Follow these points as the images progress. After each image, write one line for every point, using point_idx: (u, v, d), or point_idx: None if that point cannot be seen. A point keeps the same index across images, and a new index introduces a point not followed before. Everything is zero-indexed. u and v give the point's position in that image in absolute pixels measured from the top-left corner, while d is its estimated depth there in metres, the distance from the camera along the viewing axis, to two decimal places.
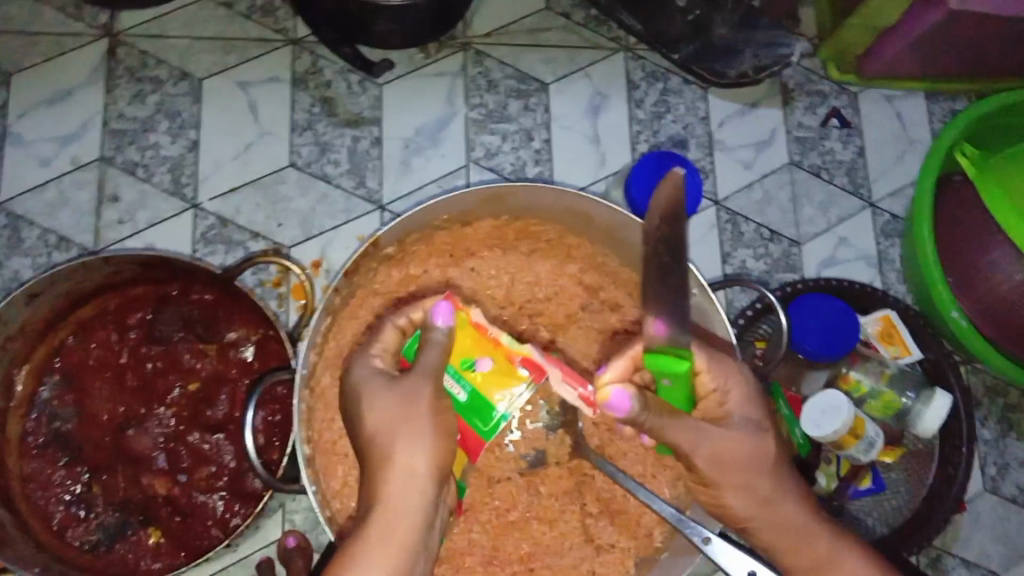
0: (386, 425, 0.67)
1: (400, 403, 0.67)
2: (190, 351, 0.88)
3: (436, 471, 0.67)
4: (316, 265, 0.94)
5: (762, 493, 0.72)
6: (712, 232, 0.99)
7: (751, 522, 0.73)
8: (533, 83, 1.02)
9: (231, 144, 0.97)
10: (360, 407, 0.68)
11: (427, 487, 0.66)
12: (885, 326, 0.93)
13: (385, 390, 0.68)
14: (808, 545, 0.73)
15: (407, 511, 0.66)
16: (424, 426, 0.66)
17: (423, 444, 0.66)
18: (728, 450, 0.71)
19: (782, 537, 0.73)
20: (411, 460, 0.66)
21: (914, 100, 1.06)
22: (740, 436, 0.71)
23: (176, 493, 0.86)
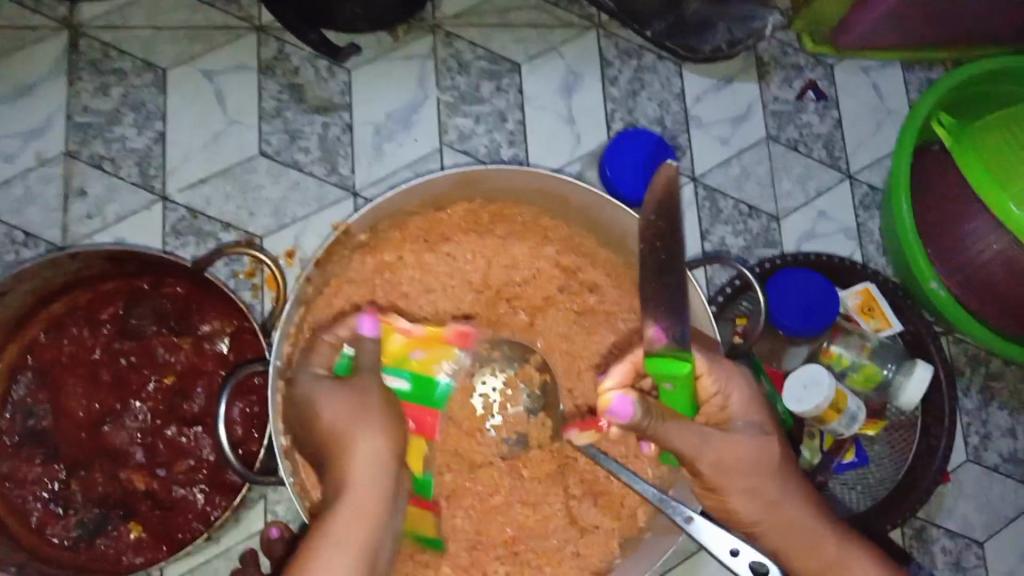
0: (345, 428, 0.71)
1: (351, 406, 0.72)
2: (163, 345, 0.87)
3: (396, 458, 0.73)
4: (289, 254, 0.93)
5: (759, 491, 0.72)
6: (690, 209, 0.98)
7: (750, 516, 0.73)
8: (505, 63, 1.00)
9: (199, 134, 0.95)
10: (313, 416, 0.72)
11: (390, 475, 0.72)
12: (865, 299, 0.92)
13: (337, 394, 0.73)
14: (811, 542, 0.73)
15: (372, 499, 0.70)
16: (380, 418, 0.73)
17: (382, 436, 0.72)
18: (734, 461, 0.71)
19: (783, 532, 0.73)
20: (367, 458, 0.70)
21: (890, 70, 1.05)
22: (748, 445, 0.71)
23: (156, 487, 0.85)
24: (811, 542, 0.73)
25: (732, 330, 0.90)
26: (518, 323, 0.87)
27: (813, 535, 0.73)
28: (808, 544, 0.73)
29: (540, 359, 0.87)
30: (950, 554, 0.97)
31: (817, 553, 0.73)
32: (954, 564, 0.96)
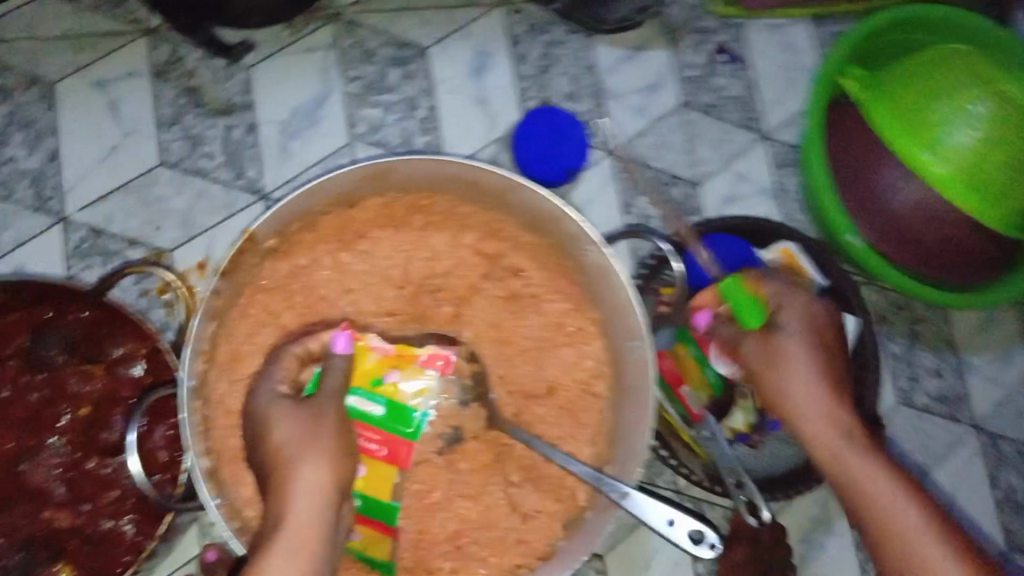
0: (286, 449, 0.68)
1: (304, 421, 0.69)
2: (75, 375, 0.84)
3: (340, 487, 0.67)
4: (201, 266, 0.90)
5: (802, 410, 0.77)
6: (610, 183, 0.97)
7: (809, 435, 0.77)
8: (410, 49, 0.97)
9: (95, 149, 0.91)
10: (266, 431, 0.70)
11: (330, 504, 0.66)
12: (787, 258, 0.91)
13: (292, 412, 0.70)
14: (840, 461, 0.75)
15: (309, 528, 0.64)
16: (325, 443, 0.68)
17: (321, 462, 0.67)
18: (792, 367, 0.76)
19: (826, 451, 0.76)
20: (306, 482, 0.66)
21: (799, 26, 1.05)
22: (795, 347, 0.77)
23: (80, 523, 0.82)
24: (850, 463, 0.75)
25: (658, 301, 0.91)
26: (443, 315, 0.85)
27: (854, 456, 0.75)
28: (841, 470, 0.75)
29: (468, 350, 0.85)
30: None
31: (866, 472, 0.74)
32: None
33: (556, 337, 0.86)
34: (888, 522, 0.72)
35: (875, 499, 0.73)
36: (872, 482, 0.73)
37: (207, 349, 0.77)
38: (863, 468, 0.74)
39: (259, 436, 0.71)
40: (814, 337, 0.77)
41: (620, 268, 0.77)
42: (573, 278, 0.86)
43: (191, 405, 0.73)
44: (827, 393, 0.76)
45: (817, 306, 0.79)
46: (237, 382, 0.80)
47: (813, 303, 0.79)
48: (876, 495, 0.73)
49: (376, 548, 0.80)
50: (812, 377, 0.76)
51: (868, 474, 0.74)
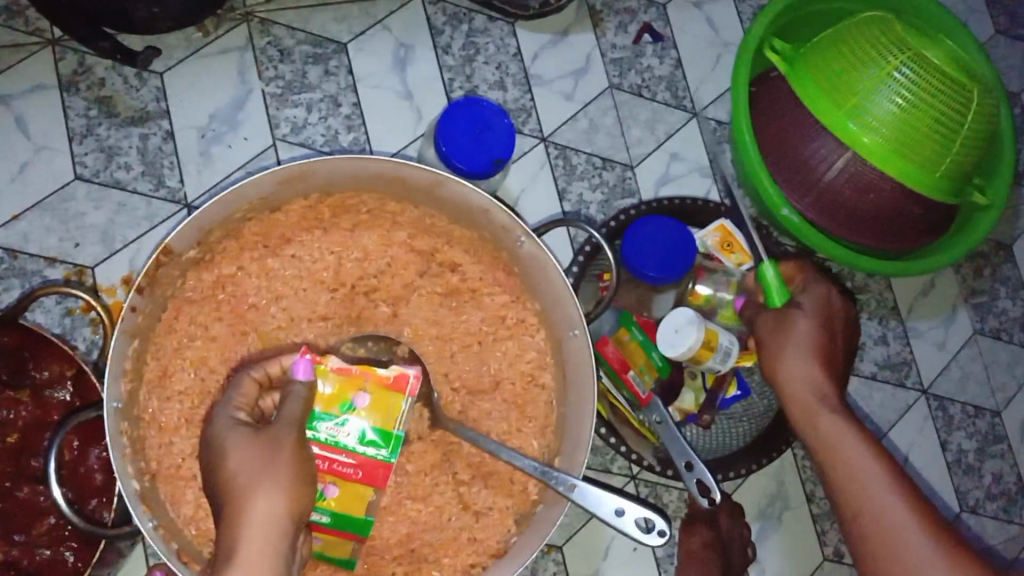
0: (241, 478, 0.64)
1: (257, 451, 0.66)
2: (1, 402, 0.81)
3: (293, 519, 0.64)
4: (127, 281, 0.87)
5: (789, 375, 0.78)
6: (544, 170, 0.95)
7: (792, 404, 0.78)
8: (329, 45, 0.95)
9: (3, 167, 0.87)
10: (223, 458, 0.66)
11: (283, 538, 0.63)
12: (722, 235, 0.91)
13: (247, 441, 0.67)
14: (818, 424, 0.75)
15: (261, 562, 0.61)
16: (280, 471, 0.64)
17: (276, 491, 0.63)
18: (789, 335, 0.79)
19: (805, 415, 0.77)
20: (260, 513, 0.62)
21: (722, 2, 1.04)
22: (802, 321, 0.79)
23: (17, 556, 0.79)
24: (830, 427, 0.75)
25: (597, 287, 0.90)
26: (381, 315, 0.83)
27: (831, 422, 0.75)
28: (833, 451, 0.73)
29: (407, 349, 0.83)
30: None
31: (851, 443, 0.73)
32: None
33: (497, 330, 0.85)
34: (855, 486, 0.71)
35: (845, 461, 0.72)
36: (847, 444, 0.73)
37: (132, 368, 0.74)
38: (837, 431, 0.74)
39: (213, 466, 0.67)
40: (822, 316, 0.80)
41: (555, 261, 0.76)
42: (510, 269, 0.85)
43: (118, 427, 0.70)
44: (819, 366, 0.77)
45: (833, 296, 0.81)
46: (169, 399, 0.77)
47: (831, 291, 0.82)
48: (845, 459, 0.73)
49: (336, 552, 0.76)
50: (804, 348, 0.78)
51: (843, 436, 0.74)
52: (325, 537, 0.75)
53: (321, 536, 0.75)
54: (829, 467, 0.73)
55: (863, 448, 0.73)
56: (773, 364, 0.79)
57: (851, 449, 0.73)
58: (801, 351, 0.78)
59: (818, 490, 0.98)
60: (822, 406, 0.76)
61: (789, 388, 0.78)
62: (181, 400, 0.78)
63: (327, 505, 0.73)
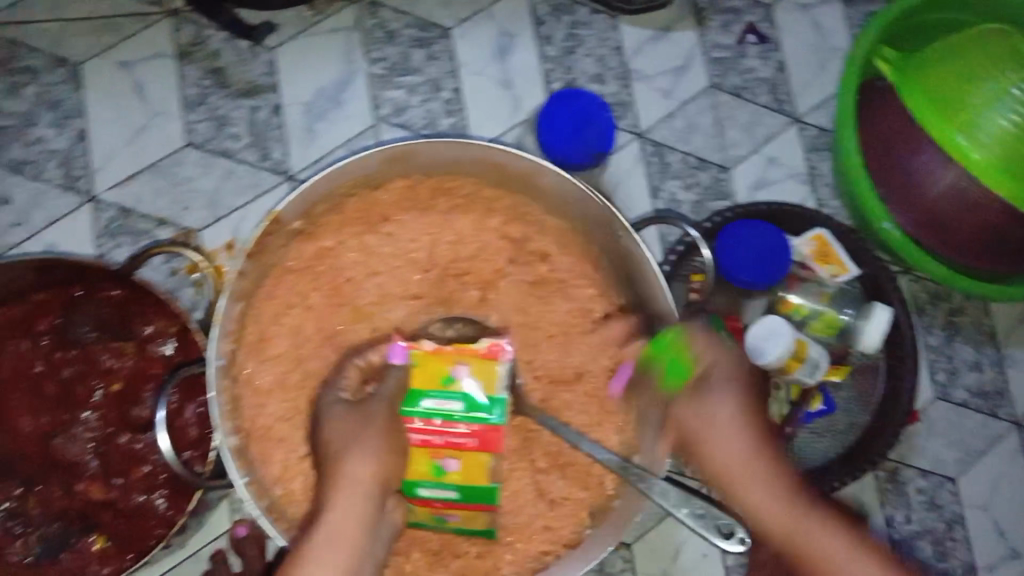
0: (341, 445, 0.70)
1: (355, 421, 0.71)
2: (107, 351, 0.86)
3: (382, 484, 0.68)
4: (229, 246, 0.90)
5: (748, 480, 0.75)
6: (637, 167, 0.95)
7: (756, 508, 0.75)
8: (434, 29, 0.96)
9: (122, 130, 0.91)
10: (332, 428, 0.73)
11: (370, 500, 0.68)
12: (820, 245, 0.89)
13: (345, 415, 0.73)
14: (806, 544, 0.72)
15: (346, 525, 0.68)
16: (373, 441, 0.68)
17: (366, 455, 0.68)
18: (720, 437, 0.75)
19: (784, 529, 0.73)
20: (352, 475, 0.68)
21: (831, 6, 1.02)
22: (726, 407, 0.76)
23: (114, 497, 0.85)
24: (801, 536, 0.73)
25: (687, 289, 0.89)
26: (470, 299, 0.84)
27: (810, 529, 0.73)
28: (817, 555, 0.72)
29: (495, 334, 0.83)
30: (924, 493, 0.97)
31: (843, 555, 0.72)
32: (928, 502, 0.97)
33: (583, 323, 0.86)
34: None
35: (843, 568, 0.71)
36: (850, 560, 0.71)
37: (234, 330, 0.77)
38: (832, 545, 0.72)
39: (327, 428, 0.73)
40: (748, 400, 0.77)
41: (650, 257, 0.75)
42: (599, 263, 0.86)
43: (220, 385, 0.73)
44: (741, 448, 0.76)
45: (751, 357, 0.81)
46: (265, 361, 0.81)
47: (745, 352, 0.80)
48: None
49: (476, 522, 0.75)
50: (750, 441, 0.76)
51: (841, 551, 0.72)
52: (461, 513, 0.73)
53: (454, 512, 0.73)
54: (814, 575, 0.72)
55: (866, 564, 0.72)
56: (727, 465, 0.76)
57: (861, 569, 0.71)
58: (749, 453, 0.76)
59: (895, 513, 0.96)
60: (799, 513, 0.74)
61: (756, 496, 0.74)
62: (277, 364, 0.81)
63: (451, 480, 0.70)
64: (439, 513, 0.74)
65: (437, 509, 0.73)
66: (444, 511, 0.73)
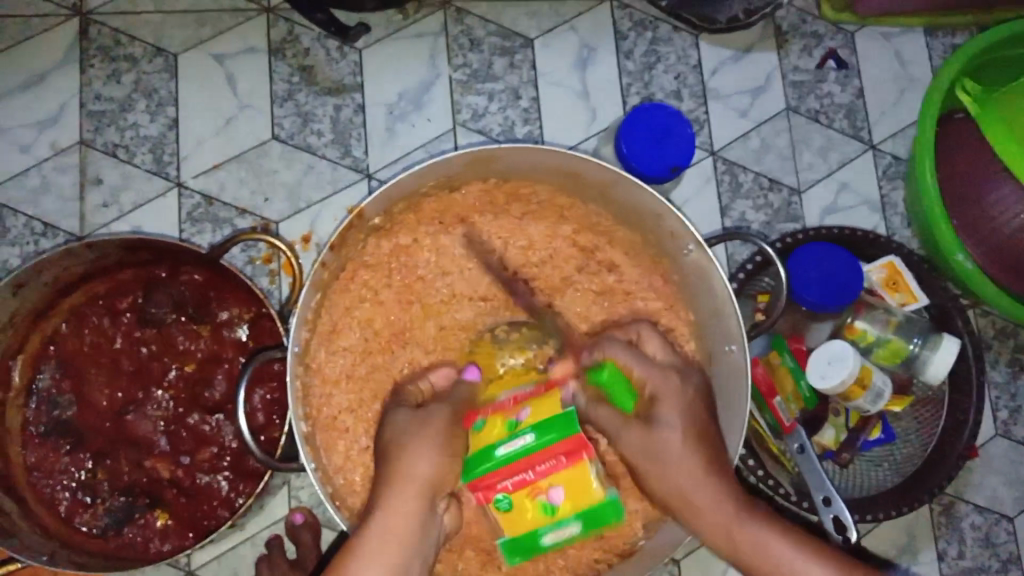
0: (401, 442, 0.70)
1: (412, 422, 0.72)
2: (183, 333, 0.87)
3: (434, 483, 0.69)
4: (305, 238, 0.93)
5: (693, 506, 0.68)
6: (709, 184, 0.96)
7: (705, 535, 0.68)
8: (517, 39, 0.98)
9: (212, 120, 0.95)
10: (396, 433, 0.72)
11: (424, 500, 0.68)
12: (890, 273, 0.90)
13: (407, 418, 0.73)
14: (752, 550, 0.65)
15: (399, 521, 0.67)
16: (432, 438, 0.69)
17: (426, 450, 0.69)
18: (664, 463, 0.70)
19: (730, 546, 0.67)
20: (412, 470, 0.68)
21: (912, 36, 1.03)
22: (672, 439, 0.70)
23: (180, 475, 0.86)
24: (744, 542, 0.66)
25: (753, 307, 0.90)
26: (537, 304, 0.86)
27: (759, 544, 0.65)
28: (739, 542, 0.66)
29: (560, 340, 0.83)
30: (980, 530, 0.96)
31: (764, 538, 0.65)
32: (983, 540, 0.96)
33: None
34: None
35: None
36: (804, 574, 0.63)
37: (310, 319, 0.79)
38: (786, 554, 0.64)
39: (391, 431, 0.72)
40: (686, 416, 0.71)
41: (720, 269, 0.75)
42: (667, 276, 0.86)
43: (295, 371, 0.76)
44: (697, 466, 0.69)
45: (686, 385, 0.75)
46: (336, 352, 0.82)
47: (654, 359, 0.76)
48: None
49: (585, 494, 0.67)
50: (692, 468, 0.69)
51: (786, 561, 0.64)
52: (560, 478, 0.67)
53: (554, 480, 0.67)
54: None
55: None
56: (664, 492, 0.70)
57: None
58: (693, 478, 0.68)
59: (949, 549, 0.95)
60: (732, 511, 0.67)
61: (696, 520, 0.68)
62: (346, 355, 0.83)
63: (524, 426, 0.67)
64: (544, 498, 0.67)
65: (535, 488, 0.67)
66: (545, 486, 0.67)
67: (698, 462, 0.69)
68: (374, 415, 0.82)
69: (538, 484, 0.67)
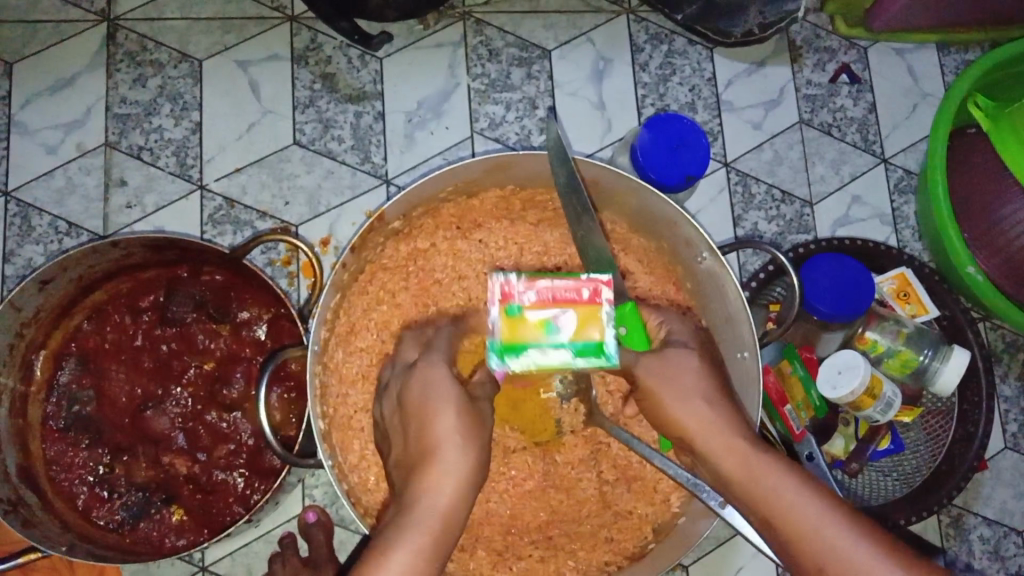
0: (441, 433, 0.68)
1: (465, 414, 0.70)
2: (203, 332, 0.88)
3: (474, 484, 0.69)
4: (324, 242, 0.95)
5: (708, 430, 0.68)
6: (722, 194, 0.98)
7: (717, 461, 0.67)
8: (534, 50, 1.00)
9: (235, 124, 0.97)
10: (424, 407, 0.70)
11: (466, 492, 0.68)
12: (901, 283, 0.93)
13: (455, 394, 0.71)
14: (764, 478, 0.64)
15: (449, 514, 0.66)
16: (478, 442, 0.69)
17: (470, 454, 0.68)
18: (683, 379, 0.71)
19: (742, 471, 0.65)
20: (452, 471, 0.67)
21: (924, 51, 1.04)
22: (688, 360, 0.73)
23: (197, 472, 0.87)
24: (757, 465, 0.65)
25: (765, 316, 0.91)
26: None
27: (768, 472, 0.64)
28: (755, 475, 0.64)
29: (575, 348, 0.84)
30: (988, 542, 0.96)
31: (775, 471, 0.64)
32: (991, 552, 0.96)
33: None
34: (832, 559, 0.59)
35: (817, 527, 0.60)
36: (808, 503, 0.61)
37: (329, 319, 0.80)
38: (794, 489, 0.62)
39: (420, 404, 0.70)
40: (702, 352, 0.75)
41: (733, 274, 0.76)
42: (681, 284, 0.87)
43: (313, 369, 0.77)
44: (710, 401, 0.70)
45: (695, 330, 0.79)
46: (352, 353, 0.84)
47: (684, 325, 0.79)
48: (845, 552, 0.58)
49: (591, 328, 0.63)
50: (708, 395, 0.70)
51: (796, 488, 0.62)
52: (575, 307, 0.63)
53: (567, 305, 0.63)
54: (794, 538, 0.61)
55: (853, 533, 0.59)
56: (682, 417, 0.69)
57: (841, 533, 0.59)
58: (708, 400, 0.70)
59: (957, 560, 0.95)
60: (749, 449, 0.66)
61: (711, 444, 0.67)
62: (363, 356, 0.84)
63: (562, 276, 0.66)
64: (552, 317, 0.63)
65: (547, 306, 0.63)
66: (556, 306, 0.63)
67: (713, 391, 0.71)
68: None
69: (552, 301, 0.63)
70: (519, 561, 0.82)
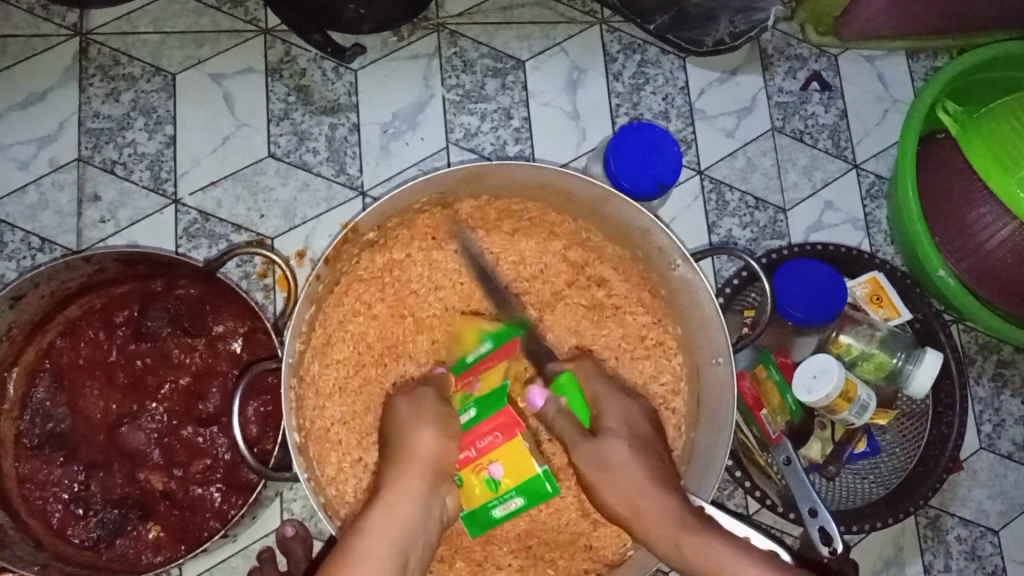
0: (402, 428, 0.76)
1: (414, 403, 0.78)
2: (178, 346, 0.88)
3: (440, 467, 0.74)
4: (300, 254, 0.95)
5: (637, 493, 0.72)
6: (696, 202, 0.99)
7: (650, 527, 0.71)
8: (508, 60, 1.01)
9: (209, 138, 0.97)
10: (394, 411, 0.79)
11: (424, 476, 0.73)
12: (874, 288, 0.93)
13: (410, 397, 0.79)
14: (692, 541, 0.68)
15: (404, 501, 0.72)
16: (430, 419, 0.76)
17: (431, 433, 0.74)
18: (614, 473, 0.73)
19: (669, 529, 0.70)
20: (411, 461, 0.73)
21: (895, 58, 1.06)
22: (622, 451, 0.74)
23: (173, 488, 0.86)
24: (689, 534, 0.69)
25: (740, 321, 0.93)
26: (527, 319, 0.86)
27: (698, 533, 0.69)
28: (690, 544, 0.68)
29: None
30: (966, 543, 0.97)
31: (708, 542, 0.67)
32: (968, 553, 0.97)
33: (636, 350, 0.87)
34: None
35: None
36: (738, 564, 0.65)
37: (304, 332, 0.79)
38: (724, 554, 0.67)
39: (389, 414, 0.79)
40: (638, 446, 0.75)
41: (706, 282, 0.76)
42: (656, 292, 0.87)
43: (289, 383, 0.76)
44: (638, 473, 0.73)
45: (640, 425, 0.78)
46: (328, 365, 0.83)
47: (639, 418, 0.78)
48: None
49: (491, 380, 0.78)
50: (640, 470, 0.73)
51: (724, 551, 0.67)
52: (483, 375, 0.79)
53: (478, 374, 0.80)
54: None
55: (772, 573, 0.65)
56: (604, 492, 0.74)
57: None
58: (640, 488, 0.72)
59: (935, 561, 0.96)
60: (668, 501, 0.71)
61: (633, 507, 0.72)
62: (339, 367, 0.83)
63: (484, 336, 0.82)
64: (465, 390, 0.80)
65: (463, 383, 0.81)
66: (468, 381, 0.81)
67: (647, 470, 0.74)
68: (367, 427, 0.83)
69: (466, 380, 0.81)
70: (498, 570, 0.83)
